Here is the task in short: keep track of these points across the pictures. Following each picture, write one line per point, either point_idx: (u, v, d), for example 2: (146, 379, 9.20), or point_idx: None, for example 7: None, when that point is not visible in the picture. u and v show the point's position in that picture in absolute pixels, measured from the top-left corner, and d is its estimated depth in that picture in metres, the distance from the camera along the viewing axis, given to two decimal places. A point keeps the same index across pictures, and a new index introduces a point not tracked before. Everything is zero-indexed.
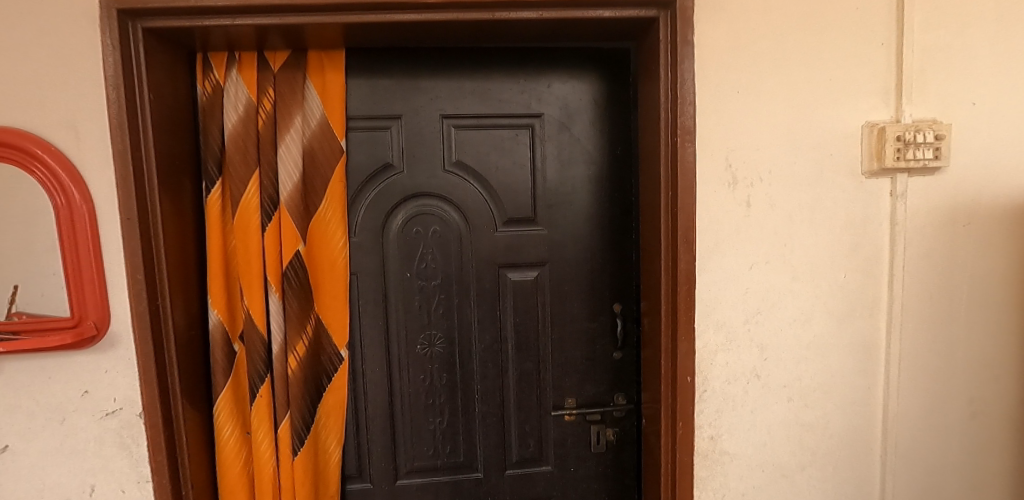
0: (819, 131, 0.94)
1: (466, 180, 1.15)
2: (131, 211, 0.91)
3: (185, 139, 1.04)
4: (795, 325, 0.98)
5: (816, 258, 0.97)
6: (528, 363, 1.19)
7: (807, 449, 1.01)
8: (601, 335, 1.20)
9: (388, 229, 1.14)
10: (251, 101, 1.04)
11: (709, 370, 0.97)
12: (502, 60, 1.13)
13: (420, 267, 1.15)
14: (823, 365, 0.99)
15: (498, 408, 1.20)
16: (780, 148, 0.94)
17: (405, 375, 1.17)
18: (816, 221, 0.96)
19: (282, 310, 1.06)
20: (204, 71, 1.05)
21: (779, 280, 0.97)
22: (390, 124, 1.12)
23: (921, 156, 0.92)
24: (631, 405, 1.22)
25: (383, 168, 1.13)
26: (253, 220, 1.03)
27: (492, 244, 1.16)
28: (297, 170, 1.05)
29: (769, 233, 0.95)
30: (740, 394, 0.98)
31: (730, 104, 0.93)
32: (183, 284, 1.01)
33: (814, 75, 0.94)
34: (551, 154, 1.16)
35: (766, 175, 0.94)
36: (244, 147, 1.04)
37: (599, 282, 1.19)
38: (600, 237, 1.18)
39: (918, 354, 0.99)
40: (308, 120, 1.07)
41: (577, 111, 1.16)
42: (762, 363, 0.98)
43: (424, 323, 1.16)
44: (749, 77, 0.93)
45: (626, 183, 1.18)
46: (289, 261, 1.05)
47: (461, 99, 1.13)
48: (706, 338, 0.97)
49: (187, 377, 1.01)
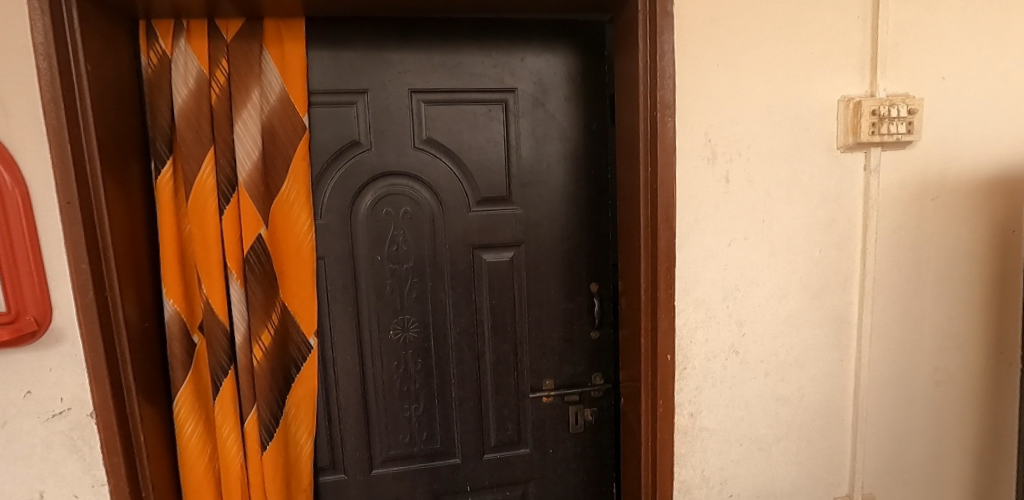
0: (796, 107, 0.94)
1: (438, 158, 1.10)
2: (71, 195, 0.83)
3: (129, 115, 0.95)
4: (773, 300, 0.98)
5: (792, 234, 0.97)
6: (504, 345, 1.17)
7: (783, 422, 1.02)
8: (578, 315, 1.19)
9: (356, 211, 1.09)
10: (202, 74, 0.97)
11: (689, 348, 0.97)
12: (473, 33, 1.08)
13: (391, 250, 1.10)
14: (799, 339, 1.00)
15: (475, 393, 1.17)
16: (759, 123, 0.93)
17: (378, 363, 1.13)
18: (793, 197, 0.96)
19: (245, 298, 1.00)
20: (148, 40, 0.96)
21: (757, 257, 0.96)
22: (355, 99, 1.06)
23: (894, 131, 0.93)
24: (609, 385, 1.22)
25: (350, 145, 1.07)
26: (209, 203, 0.96)
27: (466, 225, 1.12)
28: (256, 149, 0.98)
29: (747, 209, 0.95)
30: (720, 371, 0.98)
31: (710, 78, 0.91)
32: (135, 273, 0.94)
33: (793, 49, 0.93)
34: (525, 130, 1.12)
35: (745, 150, 0.93)
36: (197, 124, 0.96)
37: (576, 262, 1.17)
38: (576, 216, 1.16)
39: (888, 326, 1.02)
40: (267, 95, 1.00)
41: (552, 86, 1.12)
42: (740, 339, 0.98)
43: (397, 308, 1.12)
44: (729, 49, 0.91)
45: (602, 160, 1.16)
46: (251, 246, 0.99)
47: (431, 73, 1.07)
48: (686, 316, 0.96)
49: (142, 373, 0.94)
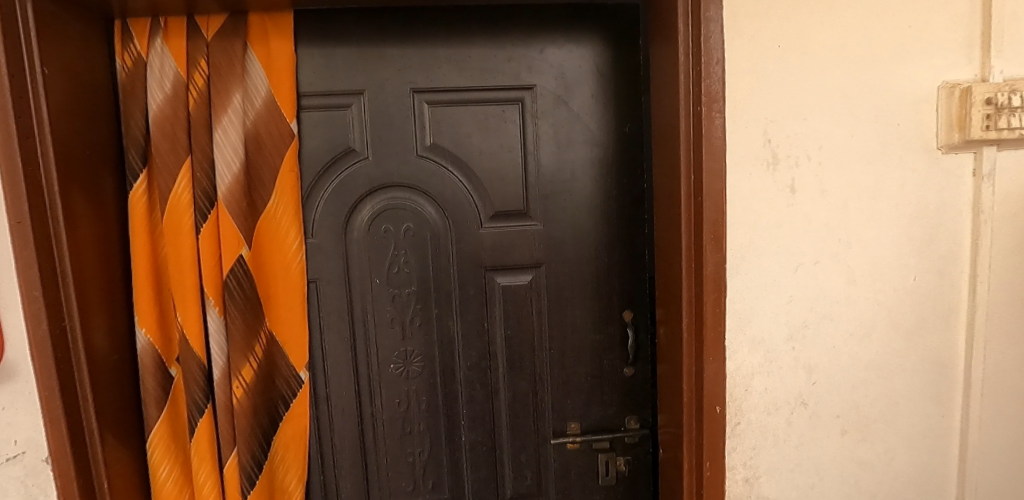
0: (882, 97, 0.74)
1: (445, 168, 0.96)
2: (22, 214, 0.73)
3: (101, 123, 0.85)
4: (853, 341, 0.78)
5: (878, 258, 0.77)
6: (522, 382, 1.01)
7: (864, 492, 0.81)
8: (608, 349, 1.01)
9: (352, 227, 0.96)
10: (179, 76, 0.86)
11: (743, 399, 0.78)
12: (484, 22, 0.93)
13: (391, 273, 0.97)
14: (887, 390, 0.79)
15: (488, 436, 1.02)
16: (833, 117, 0.74)
17: (378, 400, 1.00)
18: (878, 211, 0.76)
19: (223, 329, 0.88)
20: (124, 41, 0.87)
21: (832, 285, 0.77)
22: (351, 101, 0.93)
23: (1018, 124, 0.71)
24: (646, 430, 1.04)
25: (345, 154, 0.94)
26: (183, 220, 0.86)
27: (477, 243, 0.97)
28: (238, 159, 0.86)
29: (819, 225, 0.75)
30: (783, 428, 0.79)
31: (768, 63, 0.73)
32: (106, 299, 0.85)
33: (878, 23, 0.73)
34: (545, 133, 0.97)
35: (815, 152, 0.74)
36: (172, 133, 0.86)
37: (606, 286, 1.00)
38: (606, 233, 0.99)
39: (1010, 377, 0.78)
40: (251, 98, 0.88)
41: (576, 81, 0.96)
42: (810, 388, 0.78)
43: (398, 338, 0.98)
44: (794, 27, 0.73)
45: (636, 167, 0.98)
46: (231, 269, 0.87)
47: (436, 70, 0.94)
48: (740, 359, 0.77)
49: (109, 412, 0.84)
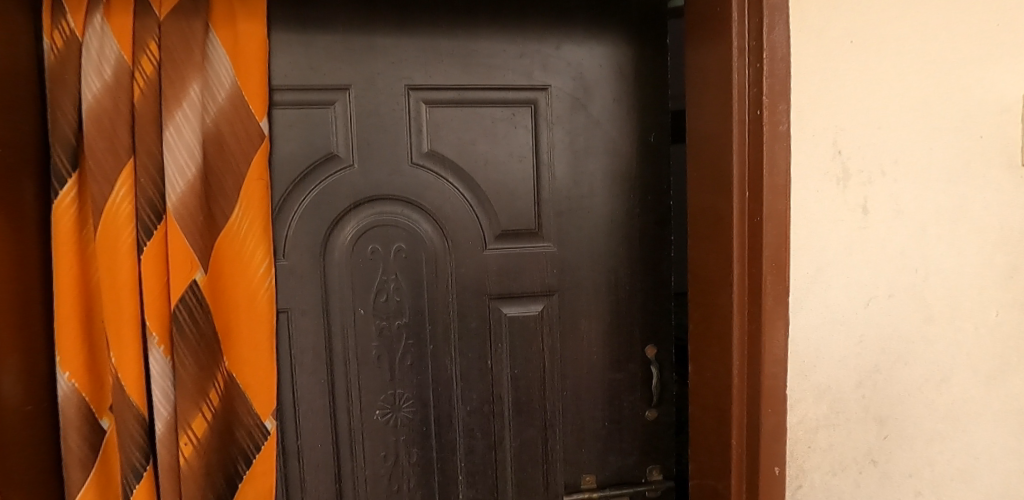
0: (964, 105, 0.64)
1: (444, 180, 0.82)
2: None
3: (22, 116, 0.69)
4: (929, 388, 0.67)
5: (957, 291, 0.66)
6: (531, 429, 0.87)
7: None
8: (629, 389, 0.88)
9: (332, 248, 0.81)
10: (122, 61, 0.68)
11: (805, 458, 0.66)
12: (493, 13, 0.81)
13: (379, 302, 0.82)
14: (967, 446, 0.68)
15: (490, 493, 0.87)
16: (910, 128, 0.63)
17: (360, 453, 0.84)
18: (959, 238, 0.65)
19: (170, 372, 0.71)
20: (53, 14, 0.69)
21: (906, 323, 0.65)
22: (335, 98, 0.79)
23: None
24: (671, 482, 0.91)
25: (325, 159, 0.79)
26: (122, 239, 0.69)
27: (481, 268, 0.83)
28: (193, 163, 0.70)
29: (892, 253, 0.64)
30: (850, 490, 0.67)
31: (837, 62, 0.62)
32: (19, 335, 0.67)
33: (962, 20, 0.63)
34: (560, 141, 0.84)
35: (890, 167, 0.63)
36: (111, 130, 0.68)
37: (627, 317, 0.87)
38: (628, 256, 0.87)
39: None
40: (212, 90, 0.72)
41: (596, 82, 0.84)
42: (880, 443, 0.67)
43: (386, 380, 0.83)
44: (867, 21, 0.62)
45: (662, 182, 0.87)
46: (181, 298, 0.70)
47: (436, 65, 0.80)
48: (802, 410, 0.65)
49: (17, 478, 0.66)
